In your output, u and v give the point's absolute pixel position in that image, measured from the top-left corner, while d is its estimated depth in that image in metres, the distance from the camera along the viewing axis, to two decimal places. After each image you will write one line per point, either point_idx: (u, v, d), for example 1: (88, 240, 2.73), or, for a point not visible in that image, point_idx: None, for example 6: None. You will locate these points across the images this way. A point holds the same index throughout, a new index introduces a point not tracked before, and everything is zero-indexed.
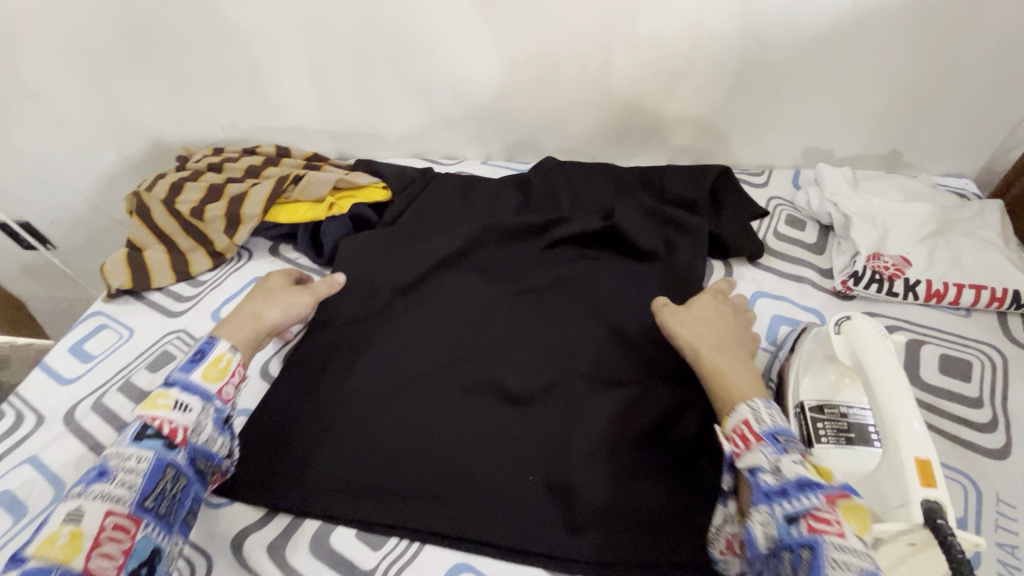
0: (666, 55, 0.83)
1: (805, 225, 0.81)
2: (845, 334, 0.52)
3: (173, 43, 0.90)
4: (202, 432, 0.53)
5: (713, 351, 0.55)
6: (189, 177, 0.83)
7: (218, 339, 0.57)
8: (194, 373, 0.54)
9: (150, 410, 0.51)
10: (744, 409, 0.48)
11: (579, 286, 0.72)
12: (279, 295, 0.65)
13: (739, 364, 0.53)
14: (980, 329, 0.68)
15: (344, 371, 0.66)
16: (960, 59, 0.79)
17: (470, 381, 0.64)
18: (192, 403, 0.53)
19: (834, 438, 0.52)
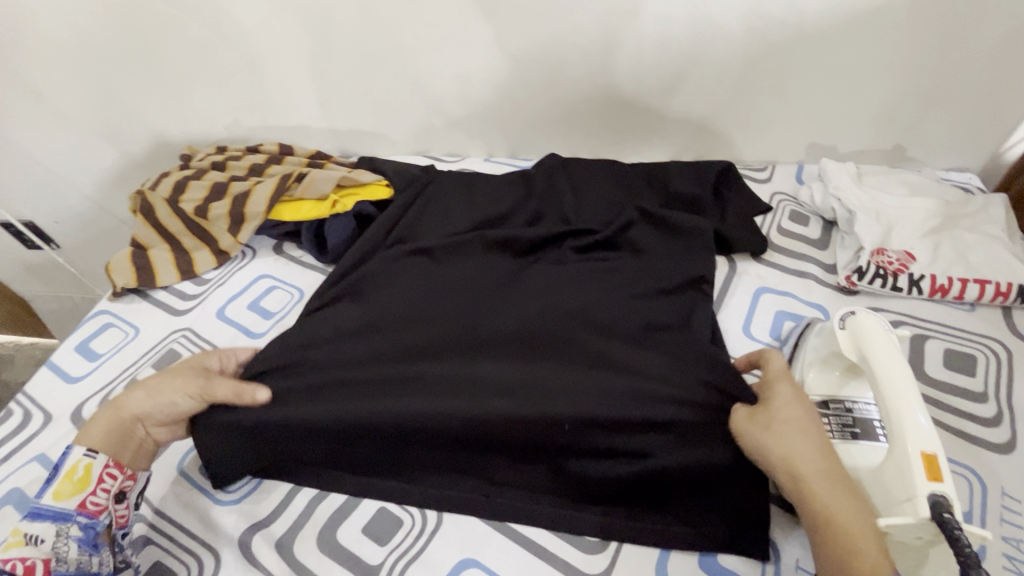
0: (669, 52, 0.83)
1: (808, 221, 0.81)
2: (848, 328, 0.53)
3: (175, 42, 0.90)
4: (64, 556, 0.49)
5: (825, 482, 0.45)
6: (193, 176, 0.83)
7: (74, 446, 0.53)
8: (46, 495, 0.51)
9: (3, 550, 0.49)
10: None
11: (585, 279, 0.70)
12: (164, 378, 0.57)
13: (855, 502, 0.44)
14: (985, 323, 0.68)
15: (345, 354, 0.63)
16: (965, 54, 0.79)
17: (485, 371, 0.60)
18: (46, 532, 0.49)
19: (840, 433, 0.52)
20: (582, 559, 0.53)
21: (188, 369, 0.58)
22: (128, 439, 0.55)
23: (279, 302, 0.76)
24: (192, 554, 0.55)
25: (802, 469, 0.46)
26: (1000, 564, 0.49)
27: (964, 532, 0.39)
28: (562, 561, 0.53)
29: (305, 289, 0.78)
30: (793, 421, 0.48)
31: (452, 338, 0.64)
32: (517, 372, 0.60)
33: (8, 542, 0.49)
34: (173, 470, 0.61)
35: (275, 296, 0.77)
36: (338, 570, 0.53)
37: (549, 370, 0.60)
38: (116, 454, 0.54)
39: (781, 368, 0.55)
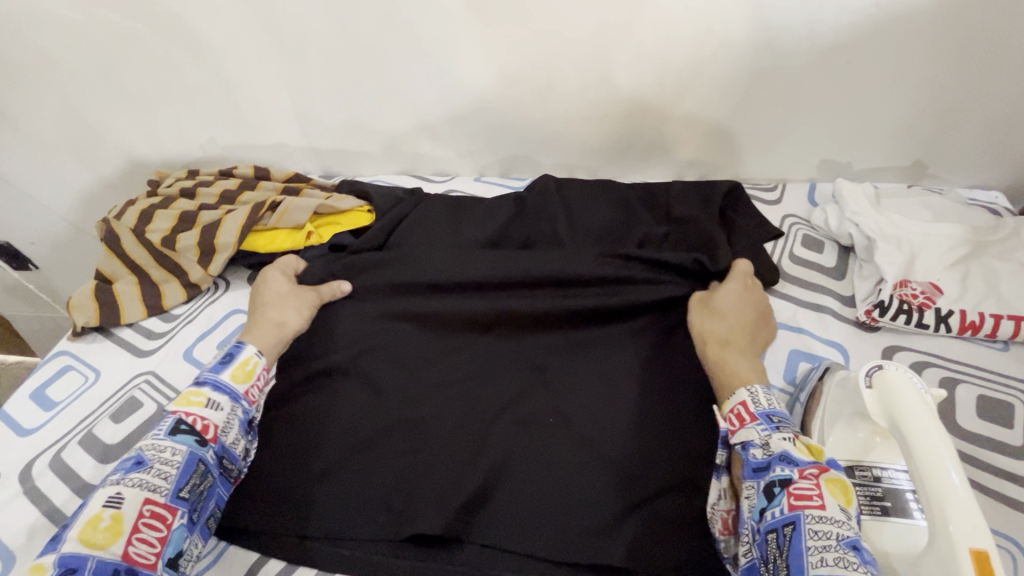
0: (669, 66, 0.77)
1: (823, 247, 0.75)
2: (876, 385, 0.47)
3: (142, 58, 0.85)
4: (230, 432, 0.54)
5: (720, 347, 0.59)
6: (160, 204, 0.77)
7: (246, 344, 0.60)
8: (223, 373, 0.57)
9: (183, 405, 0.54)
10: (743, 393, 0.51)
11: (581, 313, 0.65)
12: (287, 295, 0.67)
13: (740, 361, 0.57)
14: (1021, 364, 0.62)
15: (333, 410, 0.61)
16: (992, 64, 0.73)
17: (461, 427, 0.59)
18: (222, 402, 0.55)
19: (866, 508, 0.46)
20: None
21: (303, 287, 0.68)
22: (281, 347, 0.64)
23: None
24: None
25: (714, 334, 0.60)
26: None
27: None
28: None
29: None
30: (723, 302, 0.62)
31: (437, 386, 0.62)
32: (483, 434, 0.58)
33: (187, 400, 0.54)
34: None
35: None
36: None
37: (513, 433, 0.58)
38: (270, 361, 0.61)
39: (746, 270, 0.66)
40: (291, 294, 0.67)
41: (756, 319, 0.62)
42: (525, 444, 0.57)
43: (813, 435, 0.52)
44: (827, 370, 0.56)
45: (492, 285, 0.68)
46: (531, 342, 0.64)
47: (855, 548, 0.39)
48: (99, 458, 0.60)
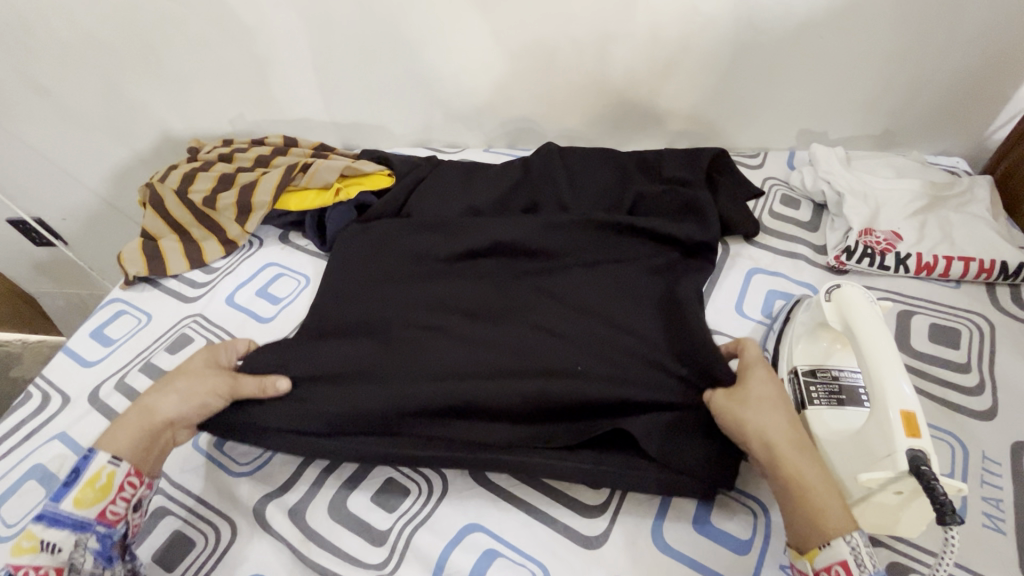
0: (662, 42, 0.85)
1: (799, 204, 0.83)
2: (834, 300, 0.55)
3: (180, 38, 0.93)
4: (82, 567, 0.49)
5: (796, 452, 0.48)
6: (200, 169, 0.85)
7: (95, 453, 0.51)
8: (65, 502, 0.49)
9: (17, 555, 0.47)
10: (843, 547, 0.43)
11: (592, 254, 0.73)
12: (188, 377, 0.57)
13: (816, 470, 0.47)
14: (969, 299, 0.70)
15: (353, 336, 0.66)
16: (950, 39, 0.81)
17: (478, 346, 0.64)
18: (62, 540, 0.48)
19: (826, 400, 0.54)
20: (578, 520, 0.55)
21: (210, 370, 0.58)
22: (154, 443, 0.54)
23: (286, 288, 0.79)
24: (208, 524, 0.58)
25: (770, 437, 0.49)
26: (980, 521, 0.51)
27: (940, 482, 0.41)
28: (562, 524, 0.55)
29: (309, 275, 0.80)
30: (766, 394, 0.52)
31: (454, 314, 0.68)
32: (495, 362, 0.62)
33: (22, 544, 0.48)
34: (188, 446, 0.63)
35: (282, 283, 0.79)
36: (348, 536, 0.56)
37: (528, 349, 0.64)
38: (137, 460, 0.53)
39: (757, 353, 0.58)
40: (186, 375, 0.57)
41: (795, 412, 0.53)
42: (533, 369, 0.62)
43: (783, 350, 0.60)
44: (798, 301, 0.65)
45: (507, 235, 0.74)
46: (541, 287, 0.70)
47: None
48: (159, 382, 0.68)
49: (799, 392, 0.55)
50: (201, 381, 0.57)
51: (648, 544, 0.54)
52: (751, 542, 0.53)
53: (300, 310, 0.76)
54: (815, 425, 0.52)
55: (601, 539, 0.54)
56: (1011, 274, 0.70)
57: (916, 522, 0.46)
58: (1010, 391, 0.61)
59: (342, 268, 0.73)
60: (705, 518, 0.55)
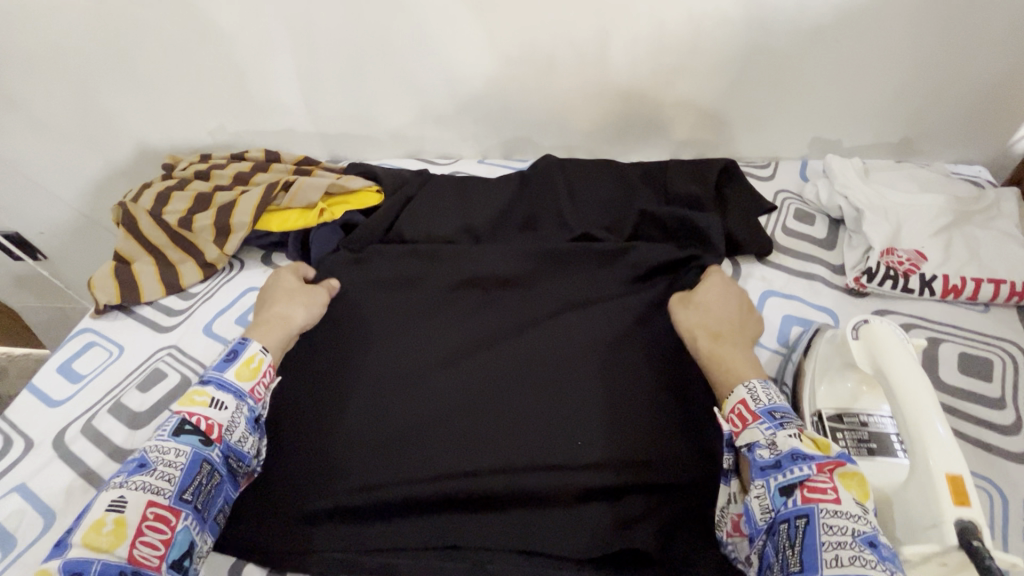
0: (667, 48, 0.80)
1: (814, 219, 0.78)
2: (863, 337, 0.50)
3: (154, 46, 0.87)
4: (236, 430, 0.53)
5: (711, 341, 0.58)
6: (175, 187, 0.80)
7: (251, 339, 0.59)
8: (228, 372, 0.56)
9: (188, 404, 0.53)
10: (741, 391, 0.51)
11: (593, 285, 0.69)
12: (300, 293, 0.67)
13: (733, 353, 0.57)
14: (1000, 325, 0.65)
15: (340, 390, 0.63)
16: (976, 42, 0.76)
17: (463, 408, 0.60)
18: (226, 401, 0.54)
19: (854, 449, 0.49)
20: None
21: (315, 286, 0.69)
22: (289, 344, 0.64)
23: None
24: None
25: (705, 330, 0.60)
26: None
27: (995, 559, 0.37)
28: None
29: None
30: (705, 300, 0.62)
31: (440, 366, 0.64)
32: (505, 442, 0.58)
33: (191, 399, 0.54)
34: None
35: None
36: None
37: (517, 412, 0.60)
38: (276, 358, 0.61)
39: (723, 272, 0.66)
40: (298, 292, 0.67)
41: (743, 314, 0.62)
42: (545, 450, 0.57)
43: (804, 388, 0.55)
44: (819, 330, 0.60)
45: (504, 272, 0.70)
46: (536, 332, 0.66)
47: (872, 544, 0.40)
48: (129, 424, 0.63)
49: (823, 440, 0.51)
50: (313, 296, 0.67)
51: None
52: None
53: None
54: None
55: None
56: None
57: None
58: None
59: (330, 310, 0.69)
60: None
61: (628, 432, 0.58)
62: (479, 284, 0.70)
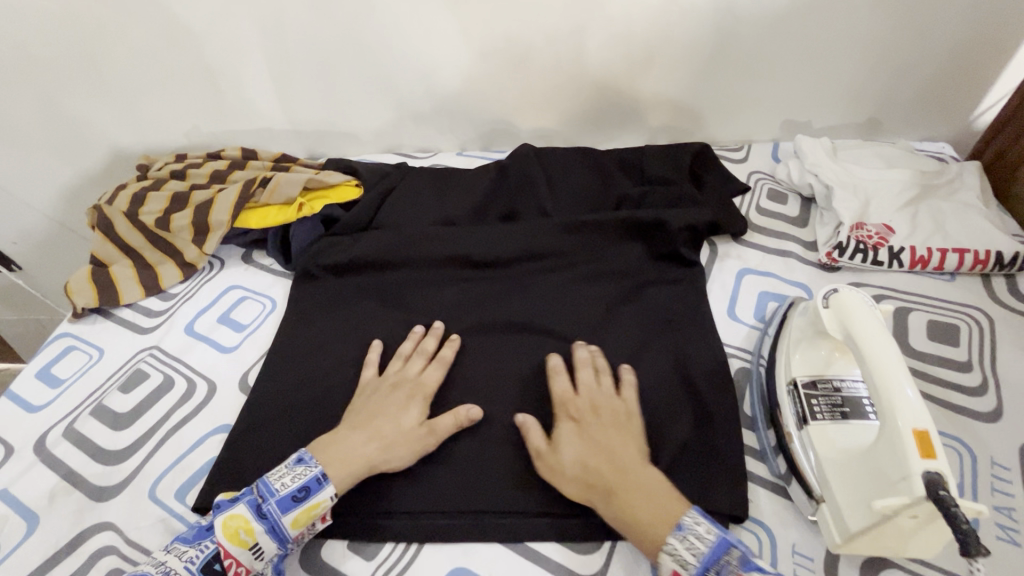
0: (637, 35, 0.81)
1: (787, 199, 0.80)
2: (833, 305, 0.52)
3: (123, 48, 0.86)
4: (262, 574, 0.50)
5: (607, 500, 0.50)
6: (151, 187, 0.79)
7: (328, 482, 0.52)
8: (286, 518, 0.50)
9: (230, 542, 0.49)
10: (667, 560, 0.45)
11: (576, 272, 0.71)
12: (385, 423, 0.56)
13: (642, 501, 0.49)
14: (966, 292, 0.68)
15: (334, 381, 0.64)
16: (934, 22, 0.78)
17: (455, 391, 0.62)
18: (269, 550, 0.50)
19: (828, 415, 0.51)
20: (574, 559, 0.51)
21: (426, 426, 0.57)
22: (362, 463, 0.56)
23: (250, 313, 0.73)
24: None
25: (607, 476, 0.51)
26: (995, 534, 0.49)
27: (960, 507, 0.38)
28: (555, 562, 0.51)
29: (276, 298, 0.75)
30: (572, 450, 0.53)
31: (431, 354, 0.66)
32: (501, 400, 0.61)
33: (236, 533, 0.49)
34: (143, 497, 0.57)
35: (246, 308, 0.74)
36: None
37: (507, 393, 0.62)
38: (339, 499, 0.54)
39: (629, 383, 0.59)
40: (428, 432, 0.56)
41: (621, 441, 0.53)
42: (539, 410, 0.60)
43: (780, 358, 0.57)
44: (794, 305, 0.62)
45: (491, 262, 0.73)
46: (521, 317, 0.68)
47: None
48: (111, 426, 0.63)
49: (800, 407, 0.52)
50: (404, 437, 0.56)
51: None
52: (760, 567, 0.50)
53: (265, 338, 0.71)
54: (821, 443, 0.50)
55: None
56: (1007, 264, 0.68)
57: (931, 546, 0.43)
58: (1014, 390, 0.58)
59: (321, 308, 0.71)
60: None
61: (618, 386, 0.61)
62: (470, 262, 0.73)
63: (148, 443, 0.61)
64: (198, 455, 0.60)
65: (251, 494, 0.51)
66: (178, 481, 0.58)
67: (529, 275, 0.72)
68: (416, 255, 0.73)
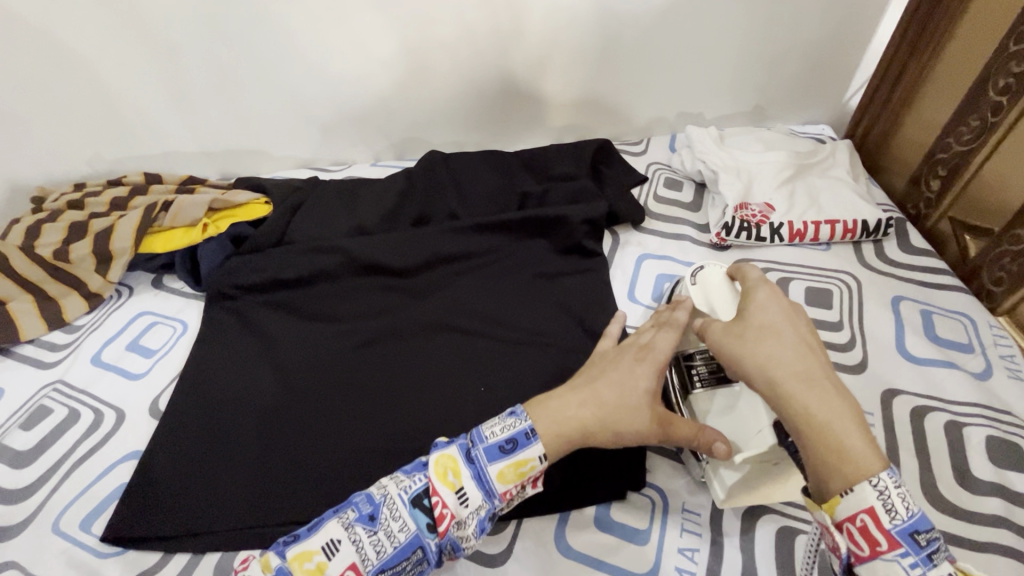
0: (530, 40, 0.85)
1: (682, 186, 0.85)
2: (698, 282, 0.60)
3: (8, 78, 0.83)
4: (464, 527, 0.47)
5: (802, 387, 0.43)
6: (47, 220, 0.77)
7: (537, 438, 0.49)
8: (493, 467, 0.48)
9: (439, 480, 0.47)
10: (869, 492, 0.38)
11: (483, 270, 0.75)
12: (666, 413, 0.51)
13: (835, 403, 0.42)
14: (838, 259, 0.74)
15: (247, 394, 0.65)
16: (798, 15, 0.85)
17: (367, 393, 0.65)
18: (474, 498, 0.47)
19: (708, 379, 0.55)
20: (480, 540, 0.53)
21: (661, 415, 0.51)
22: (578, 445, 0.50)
23: (160, 338, 0.73)
24: None
25: (789, 367, 0.44)
26: None
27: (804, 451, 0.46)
28: (463, 547, 0.53)
29: (187, 321, 0.74)
30: (763, 329, 0.47)
31: (343, 360, 0.67)
32: (410, 398, 0.64)
33: (446, 473, 0.48)
34: (48, 532, 0.56)
35: (155, 333, 0.73)
36: None
37: (416, 391, 0.64)
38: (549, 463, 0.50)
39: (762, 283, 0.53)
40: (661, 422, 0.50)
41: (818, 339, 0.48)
42: (451, 407, 0.62)
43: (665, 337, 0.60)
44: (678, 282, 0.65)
45: (397, 266, 0.74)
46: (430, 316, 0.71)
47: None
48: (12, 465, 0.61)
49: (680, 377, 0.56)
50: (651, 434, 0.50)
51: (551, 551, 0.52)
52: (652, 527, 0.53)
53: (177, 361, 0.70)
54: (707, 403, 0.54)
55: (504, 554, 0.52)
56: (872, 231, 0.75)
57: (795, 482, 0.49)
58: (877, 342, 0.64)
59: (234, 325, 0.71)
60: (608, 513, 0.54)
61: (521, 374, 0.64)
62: (386, 270, 0.74)
63: (51, 478, 0.60)
64: (106, 484, 0.59)
65: (463, 438, 0.50)
66: (82, 513, 0.57)
67: (437, 276, 0.74)
68: (323, 264, 0.74)
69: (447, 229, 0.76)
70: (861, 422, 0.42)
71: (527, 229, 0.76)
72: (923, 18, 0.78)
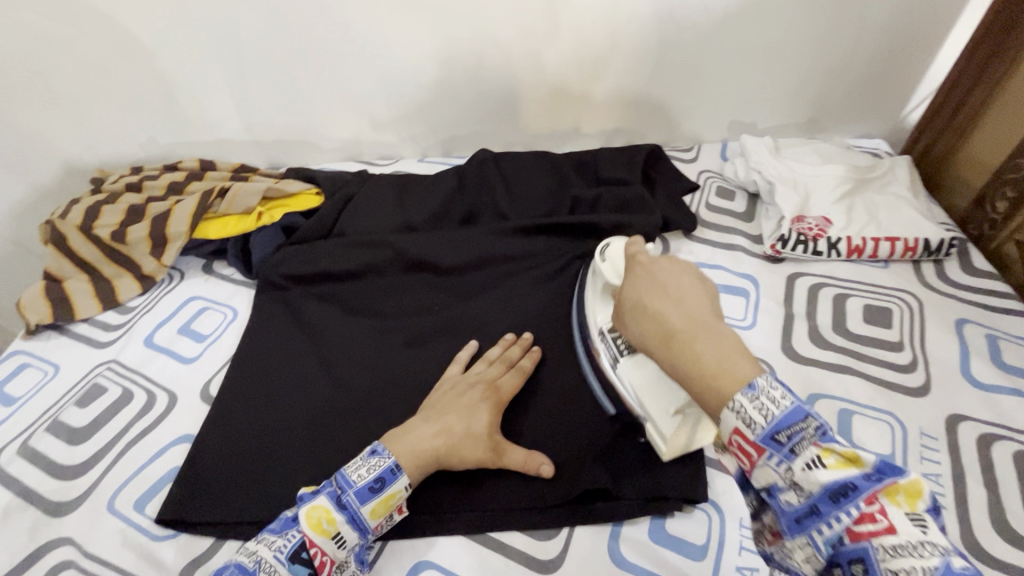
0: (587, 43, 0.85)
1: (734, 196, 0.84)
2: (609, 260, 0.60)
3: (74, 62, 0.85)
4: (346, 567, 0.50)
5: (665, 347, 0.45)
6: (106, 201, 0.79)
7: (402, 472, 0.52)
8: (366, 507, 0.50)
9: (315, 532, 0.48)
10: (730, 415, 0.39)
11: (533, 269, 0.74)
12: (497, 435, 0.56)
13: (707, 345, 0.42)
14: (897, 277, 0.72)
15: (295, 384, 0.65)
16: (861, 26, 0.83)
17: (414, 389, 0.64)
18: (350, 539, 0.49)
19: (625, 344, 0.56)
20: (533, 546, 0.53)
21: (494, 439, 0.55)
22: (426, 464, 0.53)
23: (212, 323, 0.73)
24: None
25: (655, 329, 0.46)
26: None
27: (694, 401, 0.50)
28: (515, 550, 0.53)
29: (238, 307, 0.75)
30: (637, 300, 0.49)
31: (390, 354, 0.67)
32: None
33: (319, 523, 0.49)
34: (102, 510, 0.57)
35: (207, 318, 0.74)
36: None
37: None
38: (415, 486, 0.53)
39: (640, 249, 0.56)
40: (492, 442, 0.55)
41: (696, 287, 0.48)
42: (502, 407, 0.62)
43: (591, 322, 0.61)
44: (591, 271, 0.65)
45: (445, 263, 0.74)
46: (477, 315, 0.70)
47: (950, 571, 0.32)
48: (68, 442, 0.62)
49: (611, 348, 0.57)
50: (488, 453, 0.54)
51: (603, 560, 0.52)
52: (708, 545, 0.52)
53: (228, 347, 0.71)
54: (634, 370, 0.54)
55: (558, 559, 0.52)
56: (934, 250, 0.73)
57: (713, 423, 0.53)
58: (940, 365, 0.63)
59: (285, 314, 0.72)
60: (663, 530, 0.53)
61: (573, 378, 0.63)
62: (432, 267, 0.74)
63: (106, 456, 0.61)
64: (158, 467, 0.60)
65: (331, 485, 0.51)
66: (136, 493, 0.58)
67: (486, 273, 0.74)
68: (372, 258, 0.74)
69: (498, 228, 0.76)
70: (733, 349, 0.42)
71: (578, 233, 0.76)
72: (989, 45, 0.78)
